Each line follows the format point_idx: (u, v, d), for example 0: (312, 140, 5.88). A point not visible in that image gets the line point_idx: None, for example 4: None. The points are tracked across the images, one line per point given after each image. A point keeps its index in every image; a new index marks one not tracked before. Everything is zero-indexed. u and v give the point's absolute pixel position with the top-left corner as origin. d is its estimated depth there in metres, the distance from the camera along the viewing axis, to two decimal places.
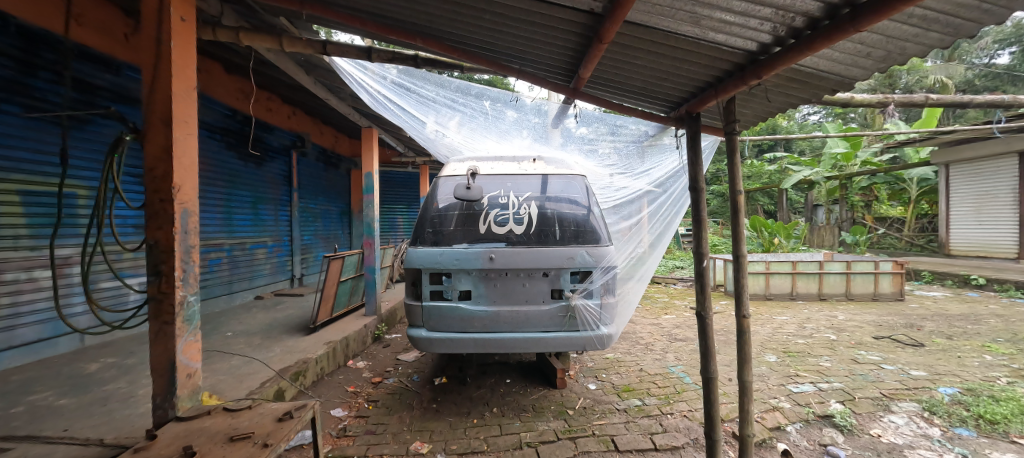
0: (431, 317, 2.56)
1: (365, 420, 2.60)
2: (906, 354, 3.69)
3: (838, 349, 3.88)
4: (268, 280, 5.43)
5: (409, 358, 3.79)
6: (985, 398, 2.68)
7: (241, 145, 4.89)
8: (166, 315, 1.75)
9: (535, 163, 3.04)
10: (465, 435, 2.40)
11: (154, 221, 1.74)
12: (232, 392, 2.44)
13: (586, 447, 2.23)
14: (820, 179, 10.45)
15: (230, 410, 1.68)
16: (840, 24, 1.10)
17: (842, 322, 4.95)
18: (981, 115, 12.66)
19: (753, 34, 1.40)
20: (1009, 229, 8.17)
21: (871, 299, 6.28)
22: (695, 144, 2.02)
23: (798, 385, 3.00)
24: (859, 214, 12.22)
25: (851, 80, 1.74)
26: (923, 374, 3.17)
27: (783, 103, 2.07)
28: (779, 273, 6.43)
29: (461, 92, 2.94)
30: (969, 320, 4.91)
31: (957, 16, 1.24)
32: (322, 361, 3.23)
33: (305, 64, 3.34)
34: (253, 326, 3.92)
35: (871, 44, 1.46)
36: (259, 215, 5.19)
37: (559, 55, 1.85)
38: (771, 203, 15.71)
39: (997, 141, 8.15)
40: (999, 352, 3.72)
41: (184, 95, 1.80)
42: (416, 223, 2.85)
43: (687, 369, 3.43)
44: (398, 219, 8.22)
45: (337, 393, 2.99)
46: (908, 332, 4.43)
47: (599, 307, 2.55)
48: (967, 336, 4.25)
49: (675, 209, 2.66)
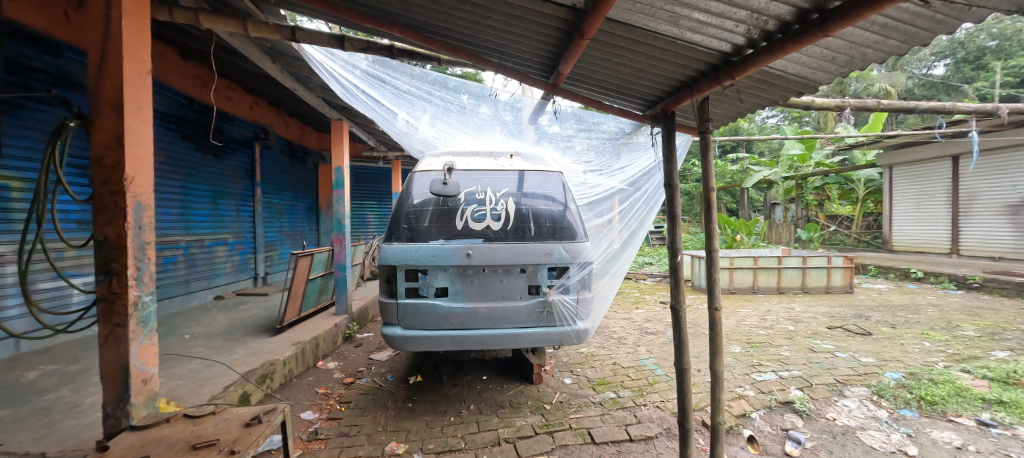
0: (407, 315, 2.51)
1: (337, 421, 2.52)
2: (856, 342, 3.98)
3: (796, 339, 4.13)
4: (229, 279, 5.14)
5: (382, 357, 3.69)
6: (926, 381, 2.93)
7: (200, 135, 4.60)
8: (118, 317, 1.62)
9: (512, 159, 3.02)
10: (442, 433, 2.37)
11: (102, 216, 1.60)
12: (191, 398, 2.29)
13: (563, 441, 2.27)
14: (778, 179, 11.18)
15: (190, 417, 1.58)
16: (809, 28, 1.16)
17: (799, 313, 5.26)
18: (919, 121, 13.88)
19: (727, 36, 1.45)
20: (944, 226, 8.93)
21: (824, 292, 6.72)
22: (669, 142, 2.07)
23: (761, 374, 3.16)
24: (813, 212, 12.89)
25: (817, 83, 1.83)
26: (872, 360, 3.43)
27: (753, 104, 2.16)
28: (742, 268, 6.73)
29: (438, 85, 2.93)
30: (909, 310, 5.36)
31: (914, 25, 1.35)
32: (290, 362, 3.10)
33: (271, 50, 3.16)
34: (214, 328, 3.71)
35: (836, 49, 1.54)
36: (219, 211, 4.89)
37: (539, 49, 1.85)
38: (734, 202, 16.52)
39: (934, 145, 8.89)
40: (936, 338, 4.07)
41: (138, 79, 1.66)
42: (390, 220, 2.76)
43: (658, 361, 3.54)
44: (369, 215, 7.99)
45: (307, 396, 2.88)
46: (857, 322, 4.77)
47: (575, 302, 2.58)
48: (908, 325, 4.63)
49: (648, 206, 2.73)
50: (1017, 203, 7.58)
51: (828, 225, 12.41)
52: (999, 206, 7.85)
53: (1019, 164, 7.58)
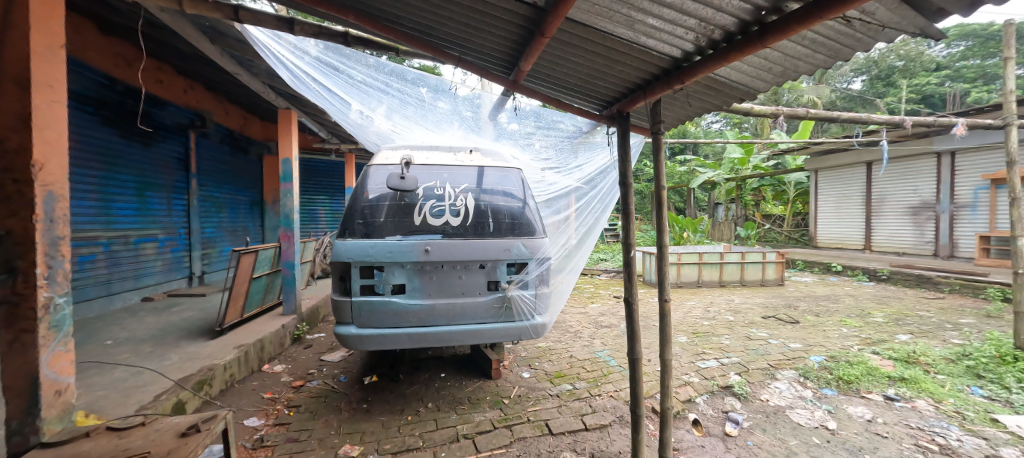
0: (362, 313, 2.42)
1: (286, 427, 2.39)
2: (786, 330, 4.38)
3: (735, 328, 4.48)
4: (159, 279, 4.67)
5: (335, 358, 3.54)
6: (843, 363, 3.29)
7: (124, 120, 4.14)
8: (26, 322, 1.41)
9: (472, 154, 2.99)
10: (398, 433, 2.32)
11: (2, 207, 1.39)
12: (115, 409, 2.07)
13: (521, 433, 2.30)
14: (720, 180, 12.01)
15: (115, 430, 1.44)
16: (751, 39, 1.27)
17: (737, 304, 5.71)
18: (841, 131, 15.48)
19: (678, 42, 1.54)
20: (859, 225, 10.02)
21: (760, 284, 7.32)
22: (624, 142, 2.16)
23: (705, 361, 3.39)
24: (751, 211, 13.99)
25: (755, 91, 1.99)
26: (799, 346, 3.79)
27: (700, 108, 2.29)
28: (688, 264, 7.16)
29: (395, 76, 2.82)
30: (830, 300, 5.99)
31: (838, 42, 1.51)
32: (231, 367, 2.89)
33: (209, 30, 2.90)
34: (142, 332, 3.36)
35: (773, 60, 1.68)
36: (147, 204, 4.43)
37: (499, 44, 1.85)
38: (681, 201, 17.55)
39: (851, 153, 9.94)
40: (851, 324, 4.58)
41: (48, 53, 1.47)
42: (344, 215, 2.64)
43: (612, 352, 3.69)
44: (320, 210, 7.58)
45: (251, 401, 2.70)
46: (787, 312, 5.26)
47: (533, 297, 2.62)
48: (829, 313, 5.17)
49: (604, 204, 2.81)
50: (917, 205, 8.72)
51: (763, 224, 13.52)
52: (903, 208, 8.98)
53: (919, 171, 8.69)
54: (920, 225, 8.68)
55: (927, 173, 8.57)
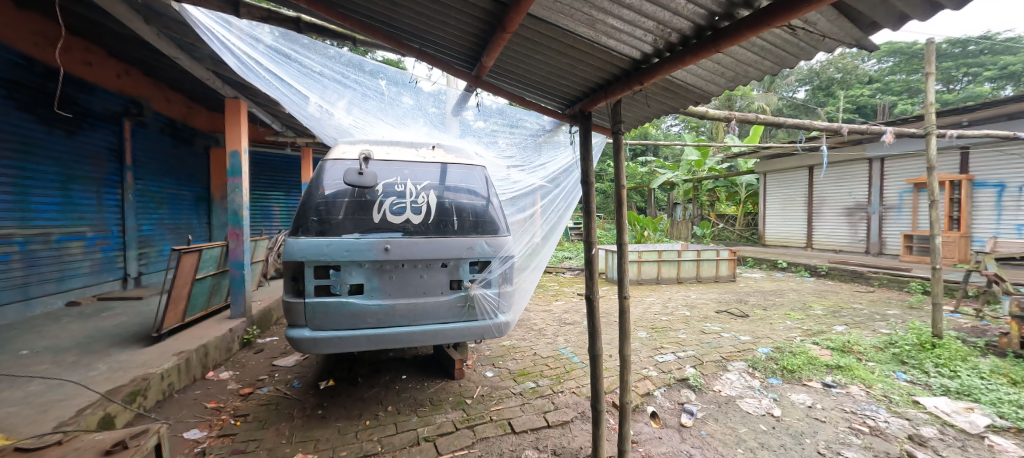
0: (316, 315, 2.29)
1: (231, 438, 2.23)
2: (737, 323, 4.63)
3: (691, 322, 4.67)
4: (88, 281, 4.24)
5: (289, 363, 3.36)
6: (787, 353, 3.52)
7: (43, 105, 3.72)
8: None
9: (434, 150, 2.92)
10: (356, 439, 2.23)
11: None
12: (28, 427, 1.85)
13: (484, 433, 2.28)
14: (679, 181, 12.53)
15: (25, 451, 1.29)
16: (705, 44, 1.31)
17: (694, 300, 5.97)
18: (788, 136, 16.57)
19: (637, 43, 1.56)
20: (801, 224, 10.81)
21: (714, 280, 7.70)
22: (586, 141, 2.18)
23: (663, 355, 3.51)
24: (706, 211, 14.74)
25: (709, 95, 2.06)
26: (748, 338, 4.02)
27: (658, 110, 2.36)
28: (648, 261, 7.41)
29: (351, 67, 2.68)
30: (775, 294, 6.40)
31: (784, 49, 1.60)
32: (170, 375, 2.67)
33: (142, 8, 2.65)
34: (65, 340, 3.04)
35: (726, 65, 1.76)
36: (73, 198, 4.01)
37: (461, 38, 1.80)
38: (643, 201, 18.19)
39: (795, 157, 10.68)
40: (794, 317, 4.91)
41: None
42: (297, 211, 2.49)
43: (575, 349, 3.75)
44: (274, 207, 7.19)
45: (193, 412, 2.50)
46: (738, 306, 5.56)
47: (497, 296, 2.59)
48: (776, 307, 5.52)
49: (567, 202, 2.91)
50: (852, 206, 9.50)
51: (718, 223, 14.27)
52: (840, 209, 9.76)
53: (854, 175, 9.46)
54: (854, 224, 9.47)
55: (860, 176, 9.33)
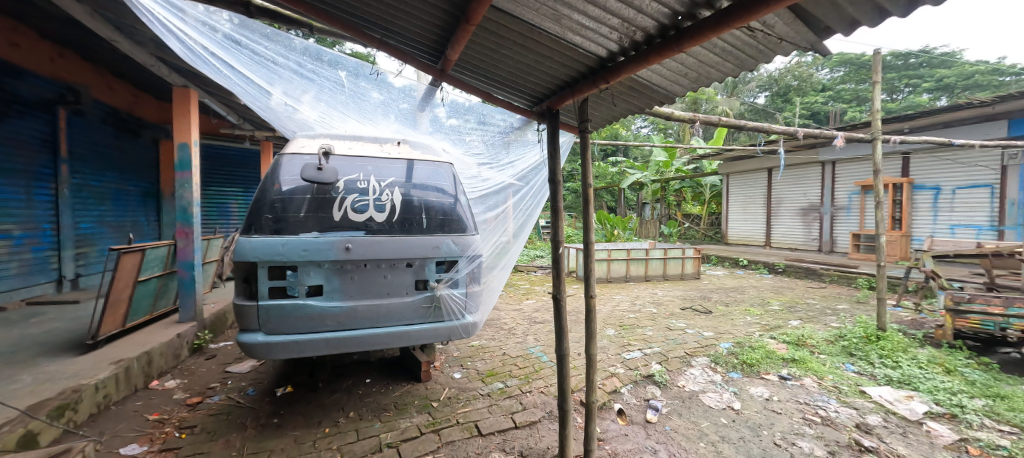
0: (270, 318, 2.16)
1: (175, 452, 2.07)
2: (700, 320, 4.78)
3: (657, 319, 4.78)
4: (14, 285, 3.85)
5: (243, 369, 3.17)
6: (747, 347, 3.65)
7: None
8: None
9: (399, 146, 2.83)
10: (314, 448, 2.12)
11: None
12: None
13: (450, 437, 2.22)
14: (648, 181, 12.83)
15: None
16: (668, 43, 1.32)
17: (660, 297, 6.12)
18: (750, 140, 17.36)
19: (603, 41, 1.56)
20: (761, 223, 11.33)
21: (680, 278, 7.94)
22: (554, 139, 2.16)
23: (630, 352, 3.57)
24: (674, 211, 15.19)
25: (673, 96, 2.10)
26: (711, 334, 4.15)
27: (624, 109, 2.38)
28: (617, 260, 7.54)
29: (309, 56, 2.55)
30: (736, 291, 6.66)
31: (744, 51, 1.63)
32: (106, 386, 2.45)
33: None
34: None
35: (689, 65, 1.78)
36: None
37: (424, 29, 1.74)
38: (613, 200, 18.55)
39: (756, 159, 11.17)
40: (754, 313, 5.12)
41: None
42: (250, 208, 2.34)
43: (544, 348, 3.74)
44: (231, 204, 6.80)
45: (132, 425, 2.31)
46: (702, 303, 5.75)
47: (464, 296, 2.54)
48: (736, 303, 5.74)
49: (537, 200, 2.94)
50: (806, 207, 10.05)
51: (684, 222, 14.75)
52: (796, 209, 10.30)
53: (808, 177, 10.02)
54: (808, 224, 10.02)
55: (814, 179, 9.89)
